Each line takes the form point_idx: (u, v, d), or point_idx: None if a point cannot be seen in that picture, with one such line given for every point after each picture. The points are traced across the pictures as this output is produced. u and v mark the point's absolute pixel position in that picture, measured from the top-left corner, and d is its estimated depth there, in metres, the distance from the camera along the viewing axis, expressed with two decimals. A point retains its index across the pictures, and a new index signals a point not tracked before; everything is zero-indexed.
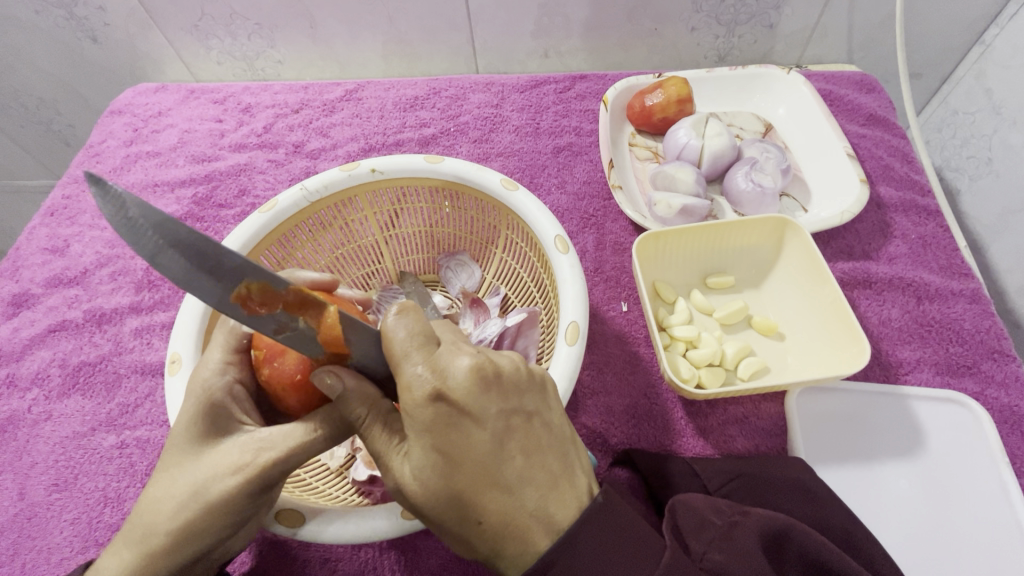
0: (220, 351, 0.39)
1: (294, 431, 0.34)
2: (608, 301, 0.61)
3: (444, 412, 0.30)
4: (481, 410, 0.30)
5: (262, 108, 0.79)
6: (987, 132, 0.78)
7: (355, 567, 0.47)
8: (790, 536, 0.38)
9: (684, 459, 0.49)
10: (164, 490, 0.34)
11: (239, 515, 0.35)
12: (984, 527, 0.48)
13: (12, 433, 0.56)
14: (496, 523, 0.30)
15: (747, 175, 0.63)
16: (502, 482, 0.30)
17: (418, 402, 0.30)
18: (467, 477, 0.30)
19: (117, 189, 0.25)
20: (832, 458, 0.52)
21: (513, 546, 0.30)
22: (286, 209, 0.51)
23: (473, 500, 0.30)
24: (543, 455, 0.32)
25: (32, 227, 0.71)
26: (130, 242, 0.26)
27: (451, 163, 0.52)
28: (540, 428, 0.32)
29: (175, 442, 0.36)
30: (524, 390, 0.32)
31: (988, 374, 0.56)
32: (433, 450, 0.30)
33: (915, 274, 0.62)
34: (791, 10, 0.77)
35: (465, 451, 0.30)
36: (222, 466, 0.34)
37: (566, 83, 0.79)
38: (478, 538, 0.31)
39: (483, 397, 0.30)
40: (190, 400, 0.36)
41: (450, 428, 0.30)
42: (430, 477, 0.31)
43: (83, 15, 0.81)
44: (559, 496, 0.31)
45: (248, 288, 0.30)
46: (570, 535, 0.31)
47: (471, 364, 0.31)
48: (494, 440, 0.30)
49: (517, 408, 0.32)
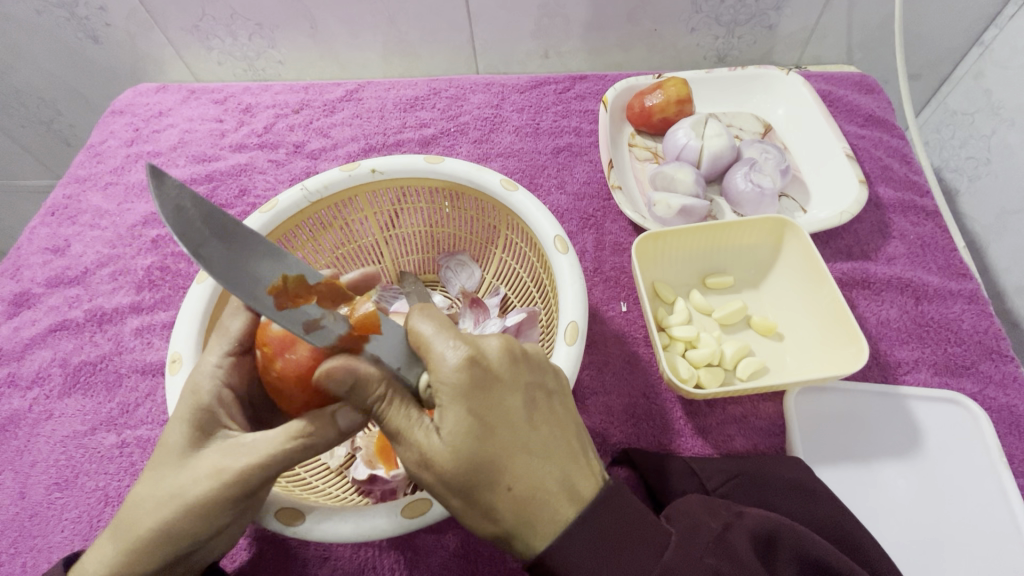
0: (214, 354, 0.39)
1: (275, 437, 0.34)
2: (607, 301, 0.61)
3: (480, 377, 0.31)
4: (512, 379, 0.32)
5: (263, 109, 0.79)
6: (986, 133, 0.78)
7: (355, 566, 0.47)
8: (787, 535, 0.38)
9: (682, 458, 0.49)
10: (147, 491, 0.35)
11: (220, 519, 0.35)
12: (982, 527, 0.48)
13: (12, 433, 0.56)
14: (525, 488, 0.30)
15: (747, 175, 0.63)
16: (532, 448, 0.31)
17: (453, 367, 0.31)
18: (500, 442, 0.30)
19: (174, 183, 0.29)
20: (831, 457, 0.52)
21: (541, 514, 0.30)
22: (286, 209, 0.51)
23: (504, 464, 0.30)
24: (566, 428, 0.33)
25: (32, 227, 0.71)
26: (180, 232, 0.28)
27: (451, 163, 0.52)
28: (561, 405, 0.34)
29: (162, 446, 0.36)
30: (545, 369, 0.34)
31: (987, 374, 0.56)
32: (467, 414, 0.30)
33: (913, 275, 0.62)
34: (790, 11, 0.77)
35: (498, 415, 0.31)
36: (204, 471, 0.34)
37: (566, 84, 0.79)
38: (505, 508, 0.30)
39: (513, 366, 0.32)
40: (182, 404, 0.36)
41: (485, 392, 0.31)
42: (462, 441, 0.30)
43: (84, 15, 0.81)
44: (581, 467, 0.32)
45: (282, 282, 0.33)
46: (590, 505, 0.32)
47: (502, 340, 0.32)
48: (525, 407, 0.31)
49: (541, 384, 0.33)
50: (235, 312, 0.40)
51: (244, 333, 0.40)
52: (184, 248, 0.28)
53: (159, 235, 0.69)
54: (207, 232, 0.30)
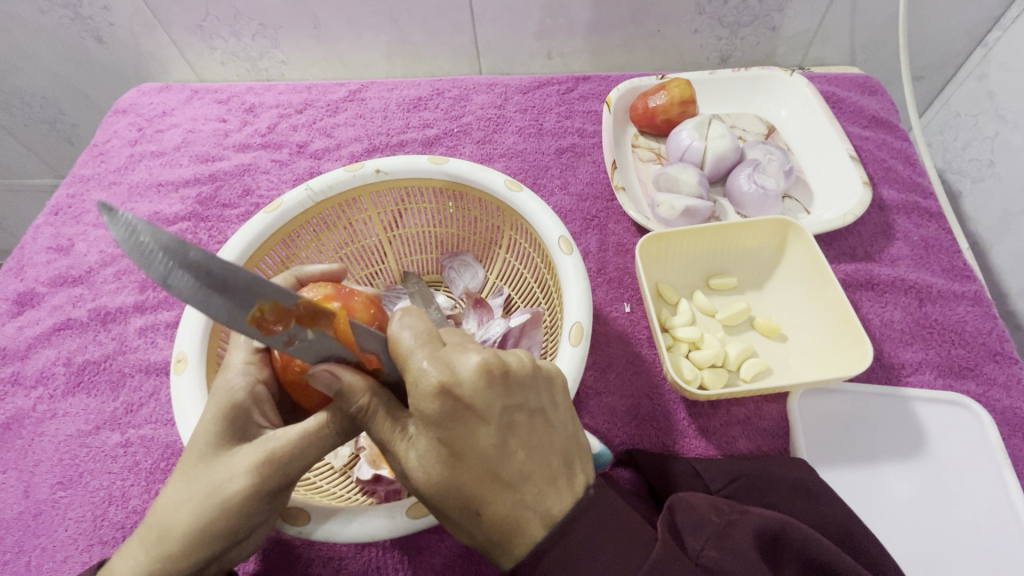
0: (243, 354, 0.40)
1: (313, 425, 0.34)
2: (611, 302, 0.61)
3: (450, 407, 0.30)
4: (486, 407, 0.30)
5: (266, 109, 0.79)
6: (989, 135, 0.78)
7: (357, 566, 0.48)
8: (791, 535, 0.38)
9: (685, 459, 0.49)
10: (181, 494, 0.35)
11: (258, 513, 0.35)
12: (986, 527, 0.48)
13: (17, 432, 0.56)
14: (495, 514, 0.31)
15: (750, 176, 0.63)
16: (503, 477, 0.30)
17: (425, 395, 0.30)
18: (468, 470, 0.30)
19: (127, 214, 0.25)
20: (834, 458, 0.52)
21: (509, 538, 0.31)
22: (290, 209, 0.51)
23: (473, 491, 0.30)
24: (546, 452, 0.32)
25: (37, 226, 0.71)
26: (142, 267, 0.25)
27: (455, 163, 0.52)
28: (544, 425, 0.32)
29: (193, 443, 0.36)
30: (529, 387, 0.32)
31: (990, 377, 0.56)
32: (437, 441, 0.30)
33: (917, 276, 0.62)
34: (794, 12, 0.77)
35: (466, 446, 0.30)
36: (242, 464, 0.34)
37: (569, 84, 0.79)
38: (477, 527, 0.32)
39: (489, 392, 0.30)
40: (212, 402, 0.36)
41: (455, 423, 0.30)
42: (434, 468, 0.31)
43: (87, 14, 0.81)
44: (559, 492, 0.31)
45: (261, 310, 0.29)
46: (566, 524, 0.31)
47: (479, 362, 0.30)
48: (497, 437, 0.30)
49: (521, 405, 0.32)
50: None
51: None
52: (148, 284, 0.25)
53: None
54: (173, 261, 0.25)
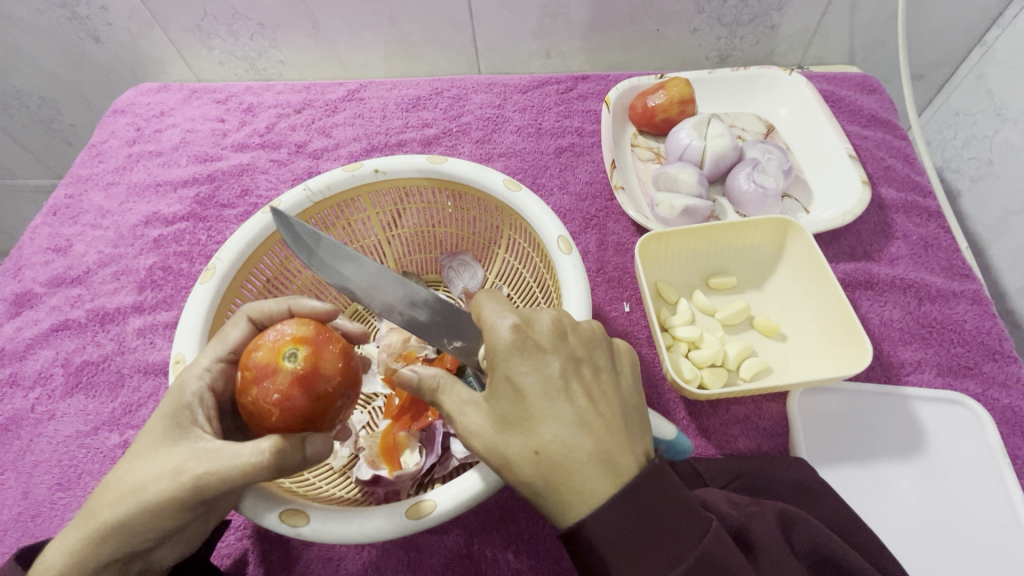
0: (205, 357, 0.40)
1: (247, 449, 0.34)
2: (610, 302, 0.61)
3: (523, 343, 0.33)
4: (555, 349, 0.33)
5: (264, 108, 0.79)
6: (988, 133, 0.78)
7: (358, 567, 0.47)
8: (801, 526, 0.38)
9: (684, 459, 0.48)
10: (115, 481, 0.36)
11: (174, 520, 0.36)
12: (986, 526, 0.48)
13: (14, 433, 0.56)
14: (555, 452, 0.31)
15: (749, 175, 0.63)
16: (565, 417, 0.31)
17: (500, 334, 0.33)
18: (532, 406, 0.32)
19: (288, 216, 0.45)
20: (837, 458, 0.52)
21: (569, 483, 0.30)
22: (288, 210, 0.51)
23: (534, 427, 0.31)
24: (608, 404, 0.33)
25: (34, 227, 0.71)
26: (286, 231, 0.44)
27: (454, 163, 0.52)
28: (609, 381, 0.34)
29: (144, 436, 0.37)
30: (594, 346, 0.35)
31: (989, 375, 0.56)
32: (508, 377, 0.32)
33: (916, 275, 0.62)
34: (793, 11, 0.77)
35: (534, 382, 0.32)
36: (166, 467, 0.35)
37: (568, 84, 0.79)
38: (532, 470, 0.31)
39: (557, 340, 0.33)
40: (168, 397, 0.38)
41: (525, 358, 0.33)
42: (502, 400, 0.33)
43: (85, 14, 0.81)
44: (622, 443, 0.32)
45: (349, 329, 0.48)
46: (634, 483, 0.31)
47: (553, 316, 0.34)
48: (563, 376, 0.32)
49: (586, 358, 0.34)
50: (238, 323, 0.41)
51: (240, 343, 0.41)
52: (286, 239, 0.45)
53: (161, 234, 0.68)
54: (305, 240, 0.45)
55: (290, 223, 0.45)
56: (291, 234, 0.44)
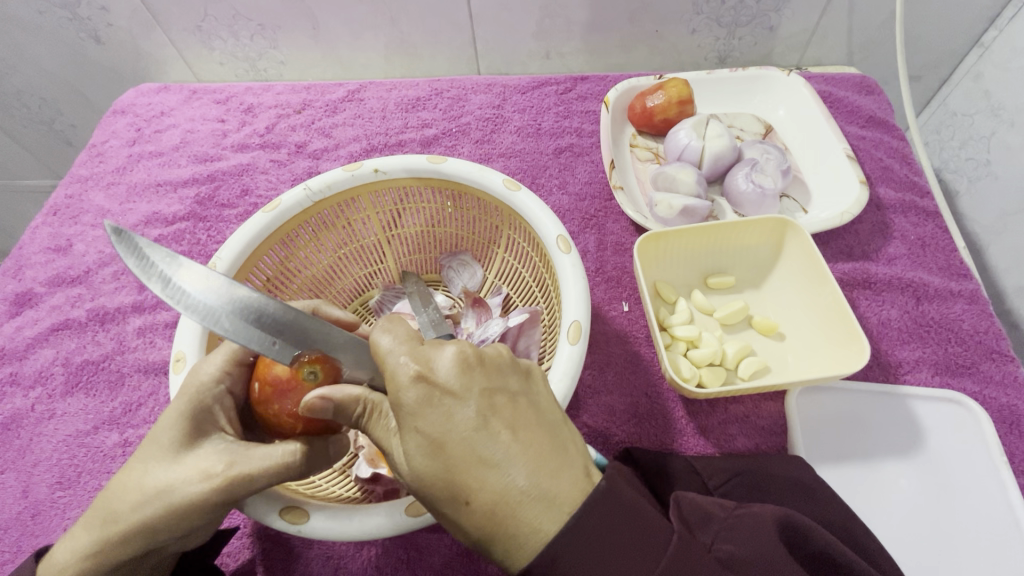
0: (222, 358, 0.39)
1: (273, 450, 0.36)
2: (609, 301, 0.61)
3: (426, 392, 0.30)
4: (463, 389, 0.30)
5: (264, 109, 0.79)
6: (986, 134, 0.79)
7: (358, 566, 0.48)
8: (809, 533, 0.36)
9: (684, 456, 0.49)
10: (133, 482, 0.36)
11: (198, 521, 0.36)
12: (981, 526, 0.48)
13: (15, 432, 0.56)
14: (485, 500, 0.28)
15: (747, 175, 0.63)
16: (486, 461, 0.29)
17: (404, 386, 0.31)
18: (449, 457, 0.29)
19: (133, 235, 0.35)
20: (830, 458, 0.52)
21: (508, 530, 0.28)
22: (289, 209, 0.51)
23: (459, 479, 0.29)
24: (529, 433, 0.30)
25: (35, 227, 0.71)
26: (124, 251, 0.35)
27: (453, 163, 0.52)
28: (526, 407, 0.31)
29: (158, 439, 0.37)
30: (504, 371, 0.32)
31: (987, 375, 0.56)
32: (417, 431, 0.30)
33: (914, 275, 0.62)
34: (791, 12, 0.77)
35: (445, 431, 0.30)
36: (190, 471, 0.35)
37: (567, 84, 0.79)
38: (471, 523, 0.29)
39: (464, 379, 0.31)
40: (181, 397, 0.37)
41: (432, 409, 0.30)
42: (421, 458, 0.30)
43: (86, 15, 0.81)
44: (552, 471, 0.29)
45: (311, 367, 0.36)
46: (576, 517, 0.28)
47: (455, 351, 0.31)
48: (475, 416, 0.30)
49: (499, 387, 0.31)
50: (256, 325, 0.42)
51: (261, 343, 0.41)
52: (120, 254, 0.35)
53: (162, 234, 0.68)
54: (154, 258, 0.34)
55: (132, 239, 0.35)
56: (134, 254, 0.35)
